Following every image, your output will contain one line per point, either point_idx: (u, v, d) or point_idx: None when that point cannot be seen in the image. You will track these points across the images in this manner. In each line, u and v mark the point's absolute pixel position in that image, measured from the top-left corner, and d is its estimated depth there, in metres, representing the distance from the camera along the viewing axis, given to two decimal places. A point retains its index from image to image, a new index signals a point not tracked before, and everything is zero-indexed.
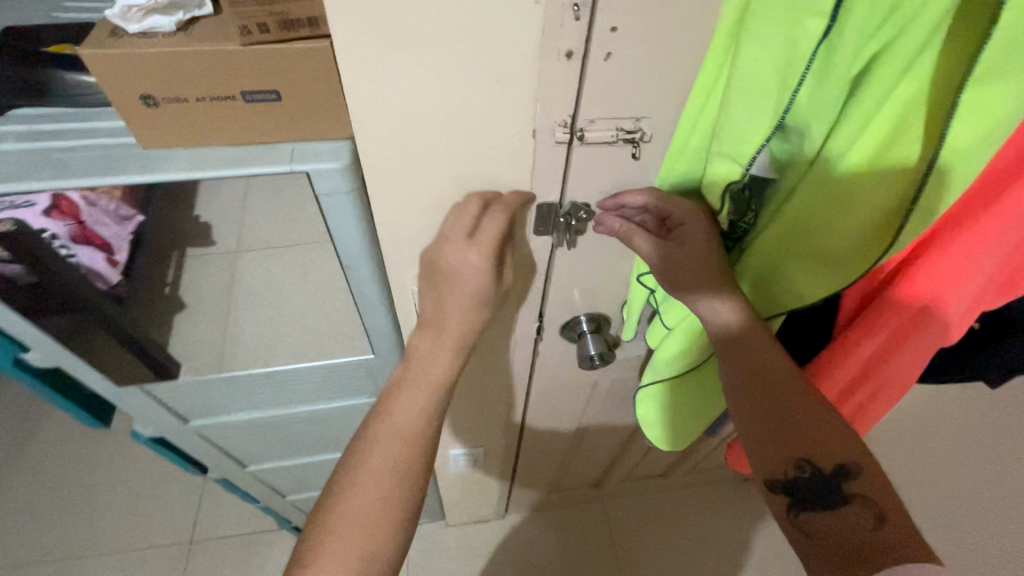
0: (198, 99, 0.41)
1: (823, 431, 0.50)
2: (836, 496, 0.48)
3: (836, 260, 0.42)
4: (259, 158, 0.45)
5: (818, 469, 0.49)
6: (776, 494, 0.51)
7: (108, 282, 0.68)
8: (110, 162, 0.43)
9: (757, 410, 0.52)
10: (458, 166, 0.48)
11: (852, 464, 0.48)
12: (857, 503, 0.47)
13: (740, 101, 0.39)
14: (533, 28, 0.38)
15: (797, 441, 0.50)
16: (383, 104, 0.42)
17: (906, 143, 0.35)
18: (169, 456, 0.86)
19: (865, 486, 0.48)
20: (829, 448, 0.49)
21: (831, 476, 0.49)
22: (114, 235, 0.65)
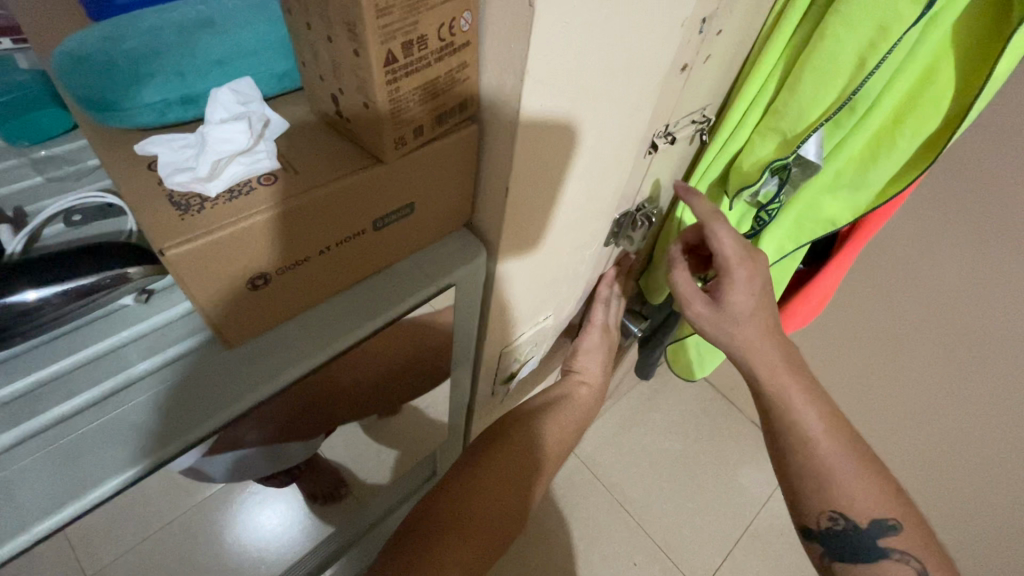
0: (319, 253, 0.29)
1: (858, 478, 0.44)
2: (875, 552, 0.43)
3: (869, 188, 0.50)
4: (391, 292, 0.34)
5: (854, 526, 0.44)
6: (811, 545, 0.46)
7: None
8: (201, 396, 0.28)
9: (780, 454, 0.47)
10: (569, 213, 0.43)
11: (890, 520, 0.43)
12: (901, 562, 0.42)
13: (814, 78, 0.43)
14: (667, 54, 0.36)
15: (826, 491, 0.44)
16: (509, 183, 0.33)
17: (943, 83, 0.43)
18: None
19: (907, 545, 0.42)
20: (865, 501, 0.43)
21: (871, 528, 0.43)
22: None
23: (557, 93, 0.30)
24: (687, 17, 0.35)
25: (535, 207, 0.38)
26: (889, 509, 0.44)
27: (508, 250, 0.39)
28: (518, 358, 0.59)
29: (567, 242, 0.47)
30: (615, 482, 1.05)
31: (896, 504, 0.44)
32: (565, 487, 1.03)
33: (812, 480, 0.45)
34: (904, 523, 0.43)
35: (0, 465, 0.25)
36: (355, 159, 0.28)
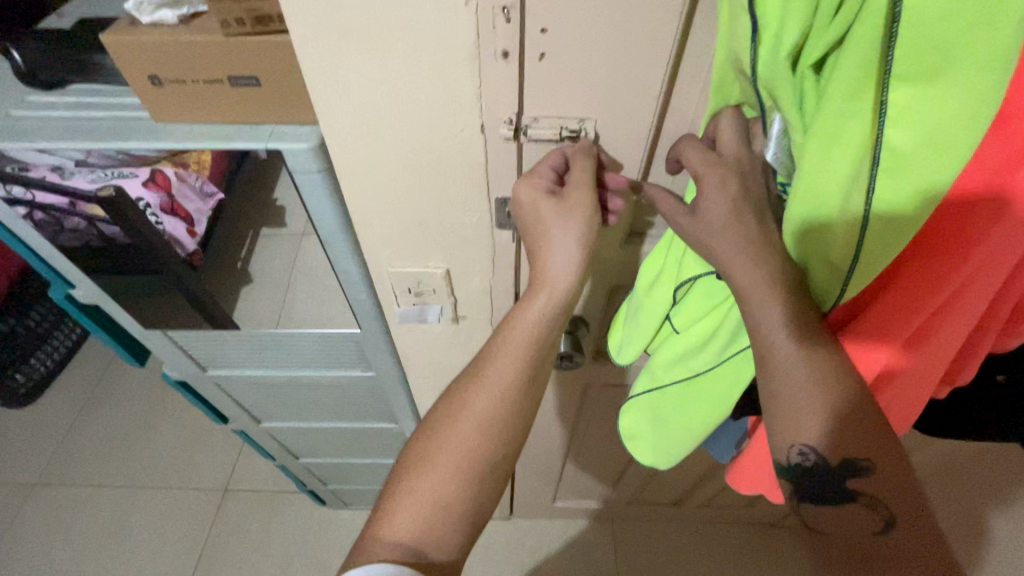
0: (194, 80, 0.48)
1: (853, 430, 0.44)
2: (845, 491, 0.46)
3: (876, 223, 0.36)
4: (241, 137, 0.51)
5: (822, 462, 0.46)
6: (783, 482, 0.50)
7: (186, 249, 0.77)
8: (128, 134, 0.52)
9: (775, 405, 0.45)
10: (419, 156, 0.52)
11: (862, 462, 0.45)
12: (869, 504, 0.46)
13: (764, 52, 0.37)
14: (466, 30, 0.42)
15: (811, 434, 0.45)
16: (340, 90, 0.46)
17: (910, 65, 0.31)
18: (193, 400, 0.99)
19: (878, 489, 0.45)
20: (838, 446, 0.44)
21: (836, 469, 0.45)
22: (196, 209, 0.76)
23: (329, 20, 0.42)
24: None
25: (366, 124, 0.49)
26: (864, 452, 0.44)
27: (347, 155, 0.51)
28: (417, 296, 0.69)
29: (431, 190, 0.55)
30: (624, 506, 1.51)
31: (888, 456, 0.44)
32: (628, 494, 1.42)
33: (779, 409, 0.45)
34: (877, 465, 0.44)
35: (51, 122, 0.53)
36: (216, 30, 0.46)
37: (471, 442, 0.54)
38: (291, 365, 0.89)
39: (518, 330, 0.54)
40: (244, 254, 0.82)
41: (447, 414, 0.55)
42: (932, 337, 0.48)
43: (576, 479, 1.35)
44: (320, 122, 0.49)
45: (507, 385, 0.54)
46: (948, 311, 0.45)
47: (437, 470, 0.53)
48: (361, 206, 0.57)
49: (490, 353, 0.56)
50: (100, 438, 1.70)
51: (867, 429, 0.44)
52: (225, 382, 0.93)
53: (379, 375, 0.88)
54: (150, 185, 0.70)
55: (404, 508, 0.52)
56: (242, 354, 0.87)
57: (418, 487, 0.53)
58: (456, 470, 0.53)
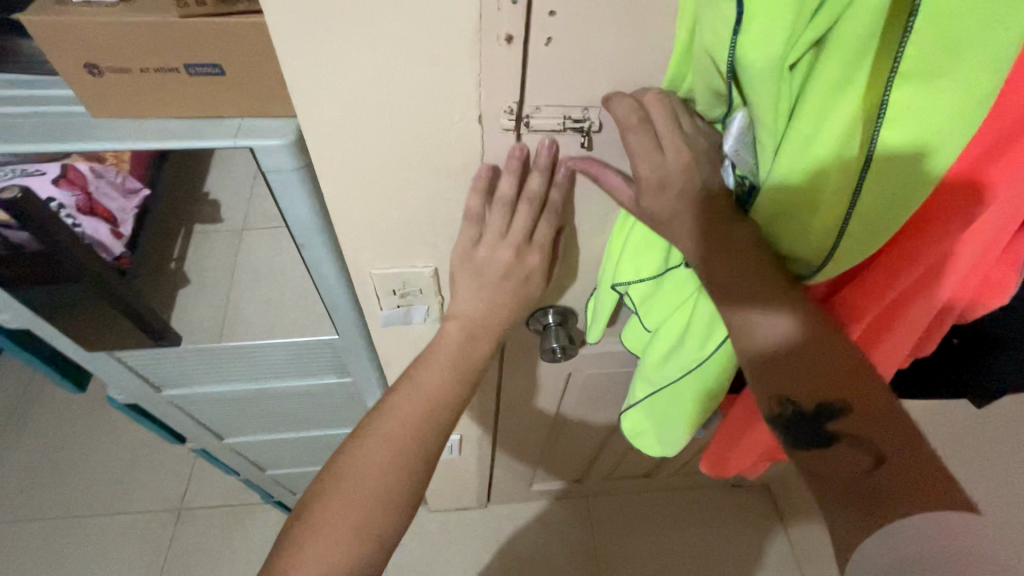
0: (142, 70, 0.42)
1: (821, 365, 0.43)
2: (824, 435, 0.43)
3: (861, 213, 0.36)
4: (203, 134, 0.45)
5: (797, 407, 0.44)
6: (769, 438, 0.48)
7: (113, 253, 0.68)
8: (59, 134, 0.44)
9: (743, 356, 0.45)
10: (409, 150, 0.48)
11: (836, 402, 0.42)
12: (852, 445, 0.42)
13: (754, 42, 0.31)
14: (466, 11, 0.38)
15: (781, 375, 0.44)
16: (320, 78, 0.41)
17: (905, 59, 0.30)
18: (145, 423, 0.90)
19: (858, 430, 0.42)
20: (807, 386, 0.43)
21: (812, 412, 0.43)
22: (120, 208, 0.68)
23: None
24: None
25: (348, 116, 0.44)
26: (839, 392, 0.42)
27: (327, 151, 0.46)
28: (402, 296, 0.65)
29: (421, 186, 0.51)
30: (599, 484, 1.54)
31: (866, 395, 0.42)
32: (603, 470, 1.45)
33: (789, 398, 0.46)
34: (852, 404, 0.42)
35: None
36: (166, 11, 0.39)
37: (393, 462, 0.52)
38: (257, 377, 0.83)
39: (444, 346, 0.56)
40: (176, 253, 0.75)
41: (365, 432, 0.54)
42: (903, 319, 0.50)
43: (554, 462, 1.36)
44: (295, 115, 0.44)
45: (440, 399, 0.55)
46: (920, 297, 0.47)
47: (355, 486, 0.51)
48: (340, 205, 0.52)
49: (432, 368, 0.56)
50: (29, 465, 1.54)
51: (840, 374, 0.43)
52: (182, 401, 0.85)
53: (357, 380, 0.83)
54: (63, 183, 0.62)
55: (318, 534, 0.50)
56: (200, 371, 0.80)
57: (332, 512, 0.50)
58: (372, 492, 0.51)
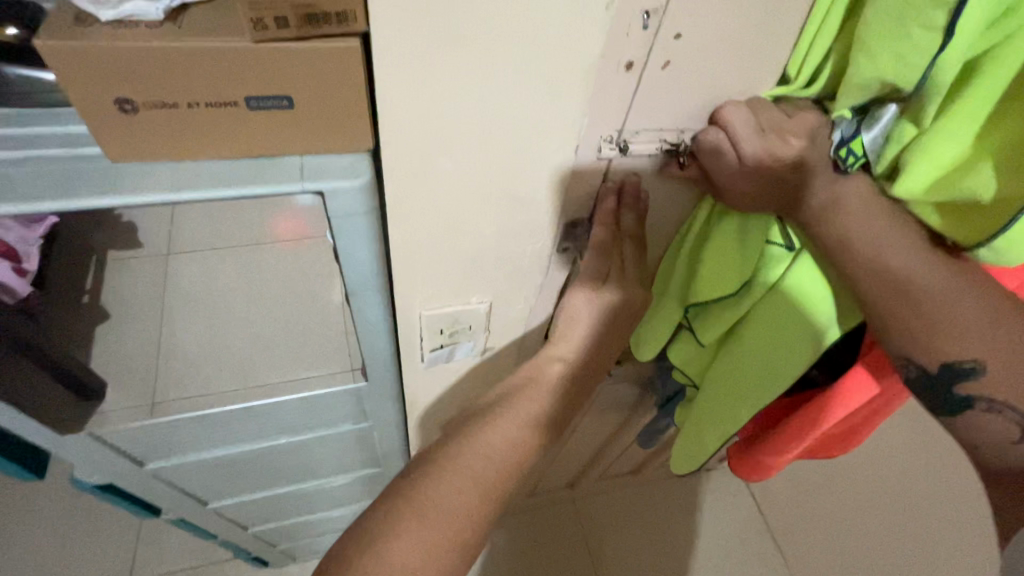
0: (191, 104, 0.34)
1: (965, 327, 0.38)
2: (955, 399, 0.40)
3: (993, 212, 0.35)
4: (260, 177, 0.38)
5: (924, 372, 0.40)
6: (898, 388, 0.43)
7: (16, 295, 0.62)
8: (75, 188, 0.35)
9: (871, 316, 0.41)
10: (492, 183, 0.43)
11: (968, 365, 0.38)
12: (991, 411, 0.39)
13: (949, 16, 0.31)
14: (593, 37, 0.35)
15: (913, 338, 0.39)
16: (418, 110, 0.36)
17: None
18: (117, 501, 0.76)
19: (999, 393, 0.38)
20: (933, 349, 0.39)
21: (941, 376, 0.39)
22: (18, 239, 0.64)
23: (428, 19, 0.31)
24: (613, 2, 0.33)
25: (437, 148, 0.39)
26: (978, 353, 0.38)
27: (407, 187, 0.41)
28: (449, 336, 0.59)
29: (496, 219, 0.47)
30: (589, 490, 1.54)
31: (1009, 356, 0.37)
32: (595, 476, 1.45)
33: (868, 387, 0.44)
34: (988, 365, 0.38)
35: None
36: (230, 34, 0.32)
37: (488, 476, 0.48)
38: (259, 437, 0.73)
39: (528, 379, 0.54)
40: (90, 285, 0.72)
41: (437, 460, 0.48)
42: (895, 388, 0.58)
43: (550, 474, 1.34)
44: (383, 134, 0.37)
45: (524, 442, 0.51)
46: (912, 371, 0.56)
47: (444, 494, 0.46)
48: (404, 244, 0.46)
49: (508, 410, 0.52)
50: None
51: (984, 332, 0.37)
52: (167, 472, 0.73)
53: (376, 425, 0.76)
54: None
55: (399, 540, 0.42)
56: (194, 438, 0.69)
57: (418, 518, 0.44)
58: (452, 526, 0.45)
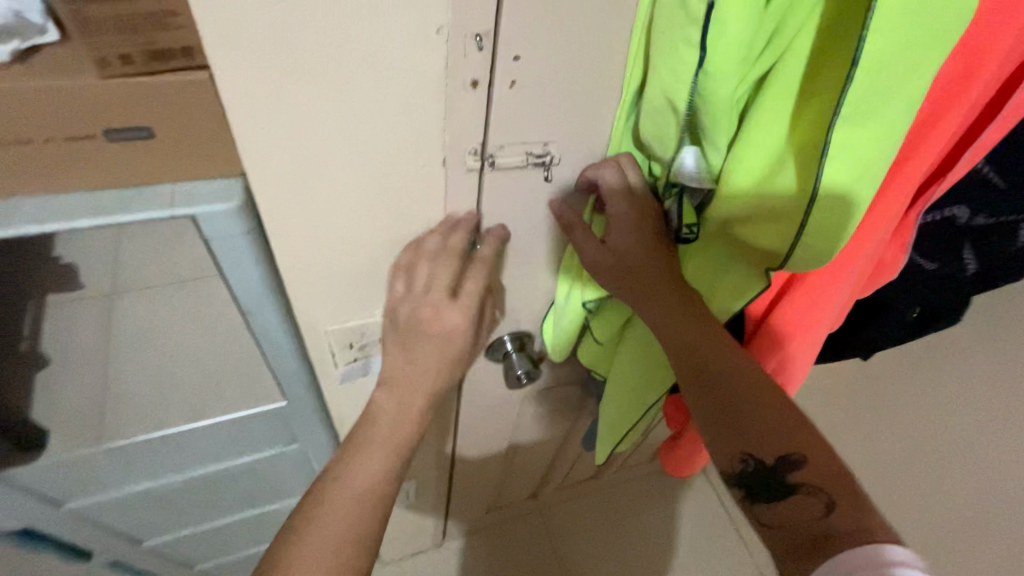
0: (46, 140, 0.35)
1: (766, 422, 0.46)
2: (781, 489, 0.45)
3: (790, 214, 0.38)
4: (130, 205, 0.40)
5: (760, 462, 0.45)
6: (732, 486, 0.48)
7: None
8: None
9: (703, 410, 0.48)
10: (369, 200, 0.46)
11: (795, 455, 0.44)
12: (809, 495, 0.43)
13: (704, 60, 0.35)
14: (435, 59, 0.38)
15: (739, 426, 0.46)
16: (276, 135, 0.38)
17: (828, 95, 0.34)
18: (39, 548, 0.74)
19: (817, 479, 0.43)
20: (766, 441, 0.45)
21: (773, 466, 0.45)
22: None
23: (266, 51, 0.34)
24: (442, 27, 0.36)
25: (305, 170, 0.41)
26: (795, 445, 0.45)
27: (282, 207, 0.43)
28: (360, 349, 0.61)
29: (383, 232, 0.49)
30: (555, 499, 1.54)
31: (809, 443, 0.45)
32: (556, 484, 1.46)
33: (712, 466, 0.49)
34: (807, 458, 0.44)
35: None
36: (77, 72, 0.34)
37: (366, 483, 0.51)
38: (185, 465, 0.72)
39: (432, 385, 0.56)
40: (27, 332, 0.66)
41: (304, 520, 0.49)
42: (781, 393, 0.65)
43: (510, 487, 1.34)
44: (247, 159, 0.40)
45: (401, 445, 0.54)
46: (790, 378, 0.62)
47: (328, 517, 0.49)
48: (293, 262, 0.48)
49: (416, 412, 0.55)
50: None
51: (791, 435, 0.45)
52: (90, 510, 0.72)
53: (306, 445, 0.76)
54: None
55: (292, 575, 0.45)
56: (113, 469, 0.68)
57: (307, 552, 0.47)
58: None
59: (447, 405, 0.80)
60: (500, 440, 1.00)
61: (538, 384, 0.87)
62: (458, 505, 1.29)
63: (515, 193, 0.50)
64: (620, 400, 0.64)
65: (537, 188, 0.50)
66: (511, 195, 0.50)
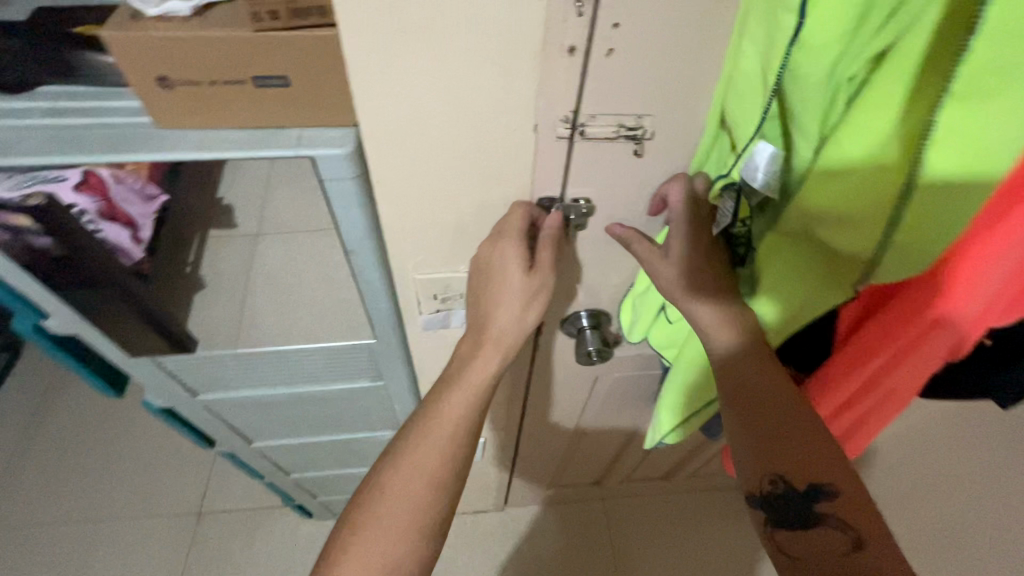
0: (211, 82, 0.43)
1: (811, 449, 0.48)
2: (811, 513, 0.48)
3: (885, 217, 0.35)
4: (265, 143, 0.47)
5: (791, 489, 0.49)
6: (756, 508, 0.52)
7: (131, 257, 0.74)
8: (127, 146, 0.46)
9: (749, 440, 0.50)
10: (463, 158, 0.49)
11: (828, 488, 0.47)
12: (837, 528, 0.47)
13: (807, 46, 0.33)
14: (534, 24, 0.39)
15: (773, 460, 0.49)
16: (385, 90, 0.43)
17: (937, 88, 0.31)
18: (178, 427, 0.91)
19: (843, 514, 0.47)
20: (800, 470, 0.48)
21: (805, 494, 0.48)
22: (139, 213, 0.73)
23: (382, 10, 0.38)
24: None
25: (408, 125, 0.45)
26: (833, 478, 0.48)
27: (385, 158, 0.48)
28: (443, 301, 0.65)
29: (473, 191, 0.52)
30: (621, 490, 1.53)
31: (847, 481, 0.48)
32: (623, 475, 1.45)
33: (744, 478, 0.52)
34: (840, 490, 0.47)
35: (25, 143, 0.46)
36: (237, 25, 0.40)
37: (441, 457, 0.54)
38: (291, 381, 0.84)
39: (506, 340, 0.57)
40: (192, 258, 0.82)
41: (391, 462, 0.54)
42: (869, 425, 0.60)
43: (575, 467, 1.36)
44: (359, 110, 0.44)
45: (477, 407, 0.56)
46: (880, 407, 0.57)
47: (407, 483, 0.53)
48: (391, 210, 0.53)
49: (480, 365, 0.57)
50: (45, 472, 1.55)
51: (834, 467, 0.48)
52: (217, 404, 0.86)
53: (390, 384, 0.84)
54: (82, 188, 0.64)
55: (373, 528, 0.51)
56: (236, 374, 0.81)
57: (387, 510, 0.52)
58: (398, 525, 0.51)
59: (519, 371, 0.84)
60: (568, 415, 1.02)
61: (611, 367, 0.87)
62: (523, 473, 1.33)
63: (605, 165, 0.51)
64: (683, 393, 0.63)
65: (626, 163, 0.50)
66: (599, 167, 0.51)
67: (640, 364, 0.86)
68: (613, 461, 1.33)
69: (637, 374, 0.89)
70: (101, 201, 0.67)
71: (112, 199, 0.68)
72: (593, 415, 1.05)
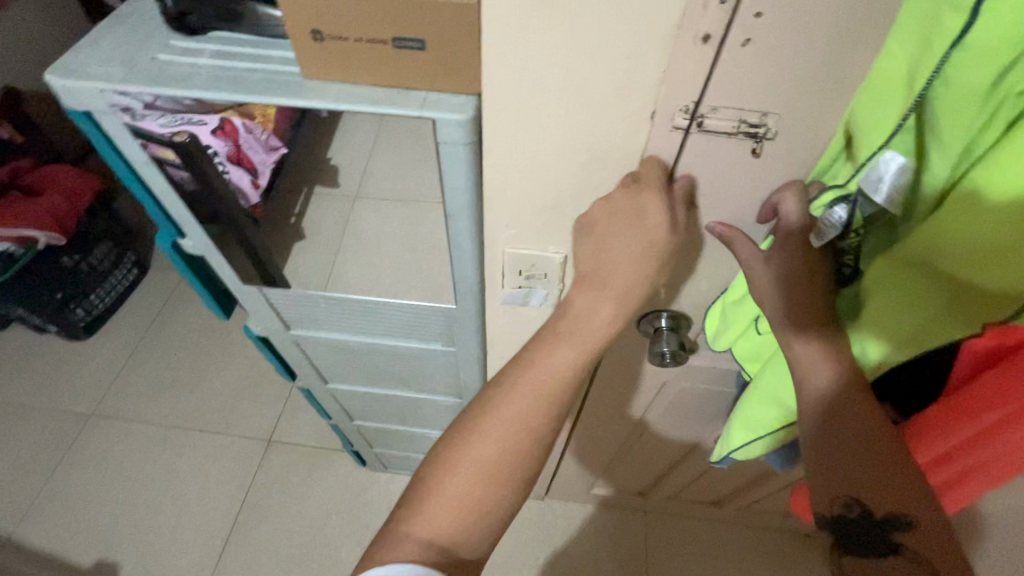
0: (357, 39, 0.47)
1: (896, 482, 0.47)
2: (886, 541, 0.48)
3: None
4: (393, 102, 0.50)
5: (866, 515, 0.48)
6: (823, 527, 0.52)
7: (249, 200, 0.83)
8: (276, 91, 0.51)
9: (825, 461, 0.49)
10: (573, 137, 0.49)
11: (908, 519, 0.46)
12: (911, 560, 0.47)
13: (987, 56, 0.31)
14: (672, 8, 0.39)
15: (849, 480, 0.49)
16: (513, 62, 0.44)
17: None
18: (269, 356, 1.00)
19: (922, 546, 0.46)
20: (881, 499, 0.47)
21: (882, 522, 0.47)
22: (261, 161, 0.81)
23: None
24: None
25: (527, 98, 0.47)
26: (914, 511, 0.46)
27: (499, 128, 0.49)
28: (526, 278, 0.67)
29: (576, 171, 0.52)
30: (666, 505, 1.49)
31: (933, 516, 0.46)
32: (672, 490, 1.40)
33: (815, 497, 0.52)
34: (920, 524, 0.46)
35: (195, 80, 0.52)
36: None
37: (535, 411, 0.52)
38: (372, 332, 0.89)
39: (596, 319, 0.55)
40: (297, 210, 0.91)
41: (485, 404, 0.54)
42: (968, 485, 0.54)
43: (623, 472, 1.34)
44: (485, 79, 0.46)
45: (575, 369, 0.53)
46: (987, 468, 0.51)
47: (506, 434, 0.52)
48: (495, 180, 0.55)
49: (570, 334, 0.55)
50: (152, 378, 1.76)
51: (917, 501, 0.47)
52: (305, 341, 0.94)
53: (461, 351, 0.87)
54: (218, 133, 0.72)
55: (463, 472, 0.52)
56: (326, 316, 0.87)
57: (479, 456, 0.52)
58: (490, 470, 0.52)
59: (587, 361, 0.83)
60: (627, 416, 1.01)
61: (682, 375, 0.85)
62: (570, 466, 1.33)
63: (717, 161, 0.49)
64: (758, 412, 0.61)
65: (739, 162, 0.49)
66: (710, 163, 0.49)
67: (712, 377, 0.83)
68: (663, 473, 1.30)
69: (707, 387, 0.86)
70: (232, 147, 0.75)
71: (241, 147, 0.77)
72: (652, 421, 1.03)
